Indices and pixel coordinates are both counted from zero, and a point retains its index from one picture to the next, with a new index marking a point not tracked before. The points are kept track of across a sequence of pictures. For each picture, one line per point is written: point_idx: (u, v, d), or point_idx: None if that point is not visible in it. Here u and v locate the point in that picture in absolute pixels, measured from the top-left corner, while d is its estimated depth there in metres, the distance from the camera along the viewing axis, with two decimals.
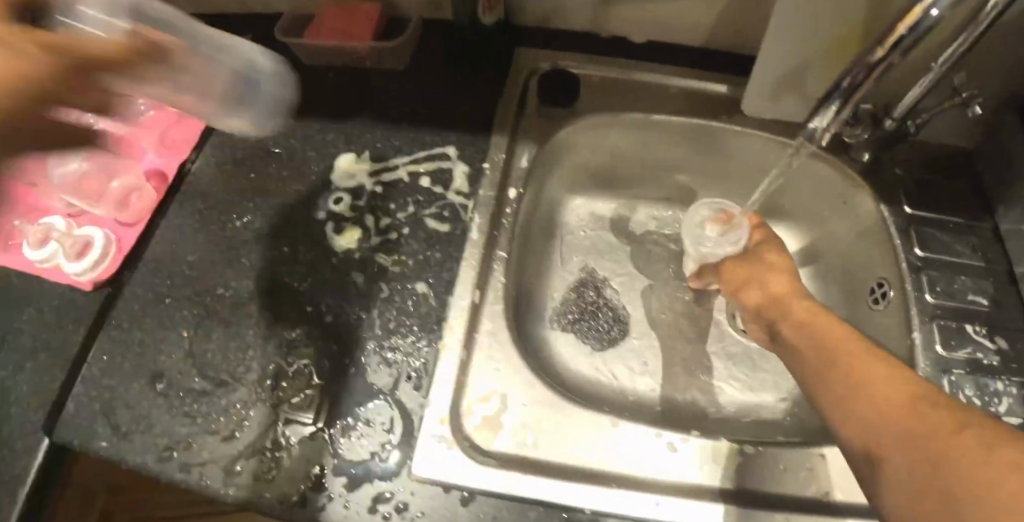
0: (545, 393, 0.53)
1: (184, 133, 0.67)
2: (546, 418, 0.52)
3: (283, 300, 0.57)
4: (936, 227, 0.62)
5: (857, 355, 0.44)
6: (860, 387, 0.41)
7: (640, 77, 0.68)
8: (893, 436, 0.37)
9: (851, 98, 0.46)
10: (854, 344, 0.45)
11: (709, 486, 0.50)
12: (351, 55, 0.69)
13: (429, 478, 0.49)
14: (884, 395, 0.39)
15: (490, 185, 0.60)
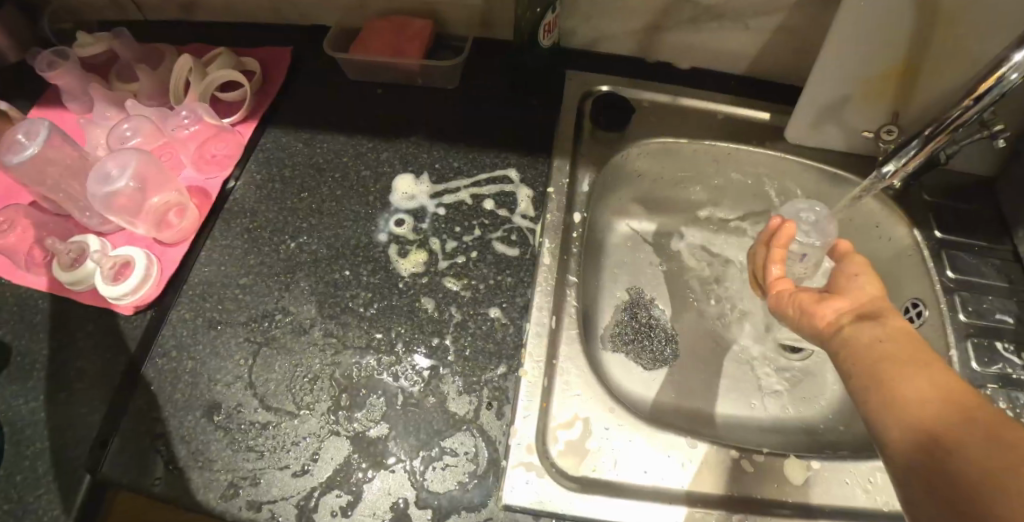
0: (625, 417, 0.54)
1: (225, 147, 0.64)
2: (627, 440, 0.53)
3: (350, 326, 0.55)
4: (964, 251, 0.67)
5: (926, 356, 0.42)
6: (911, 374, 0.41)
7: (687, 102, 0.70)
8: (917, 414, 0.38)
9: (929, 145, 0.50)
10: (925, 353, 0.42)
11: (787, 503, 0.52)
12: (400, 72, 0.68)
13: (519, 506, 0.48)
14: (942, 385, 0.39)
15: (558, 208, 0.60)
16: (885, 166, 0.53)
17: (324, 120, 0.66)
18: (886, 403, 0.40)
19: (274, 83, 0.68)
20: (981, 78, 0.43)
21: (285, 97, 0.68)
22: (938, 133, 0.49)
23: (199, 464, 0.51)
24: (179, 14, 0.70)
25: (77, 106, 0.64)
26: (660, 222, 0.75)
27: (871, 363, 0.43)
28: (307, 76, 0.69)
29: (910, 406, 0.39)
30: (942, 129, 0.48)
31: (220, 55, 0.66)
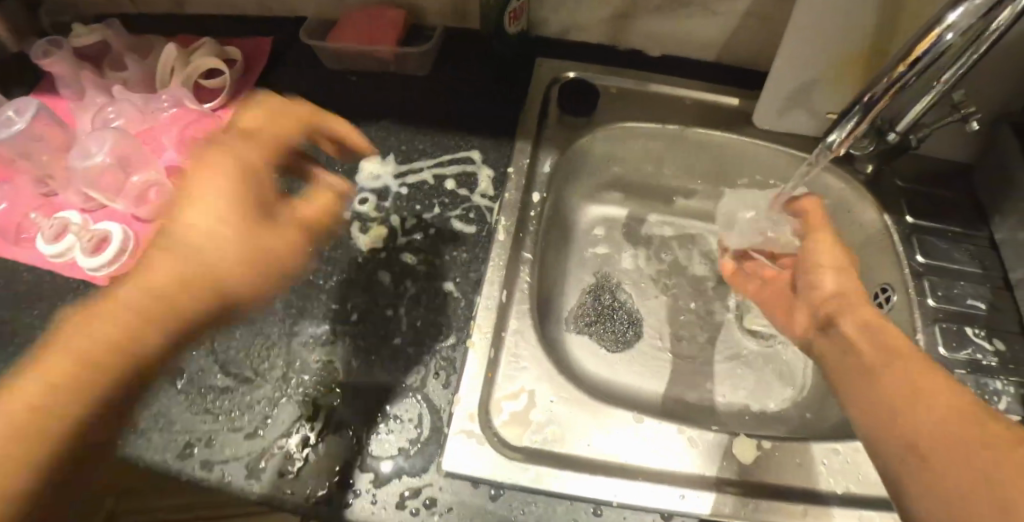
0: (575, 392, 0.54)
1: (205, 131, 0.67)
2: (576, 412, 0.53)
3: (311, 298, 0.57)
4: (936, 236, 0.66)
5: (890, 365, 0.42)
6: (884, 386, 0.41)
7: (656, 88, 0.71)
8: (889, 446, 0.38)
9: (871, 112, 0.48)
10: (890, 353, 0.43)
11: (735, 480, 0.52)
12: (373, 59, 0.70)
13: (461, 472, 0.49)
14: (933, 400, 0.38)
15: (516, 188, 0.61)
16: (828, 137, 0.51)
17: (297, 104, 0.69)
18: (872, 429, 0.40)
19: (254, 71, 0.71)
20: (916, 42, 0.42)
21: (263, 84, 0.71)
22: (876, 101, 0.47)
23: (161, 427, 0.53)
24: (166, 5, 0.74)
25: (70, 92, 0.68)
26: (630, 208, 0.76)
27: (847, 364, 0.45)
28: (286, 64, 0.72)
29: (886, 441, 0.38)
30: (880, 95, 0.46)
31: (203, 44, 0.70)
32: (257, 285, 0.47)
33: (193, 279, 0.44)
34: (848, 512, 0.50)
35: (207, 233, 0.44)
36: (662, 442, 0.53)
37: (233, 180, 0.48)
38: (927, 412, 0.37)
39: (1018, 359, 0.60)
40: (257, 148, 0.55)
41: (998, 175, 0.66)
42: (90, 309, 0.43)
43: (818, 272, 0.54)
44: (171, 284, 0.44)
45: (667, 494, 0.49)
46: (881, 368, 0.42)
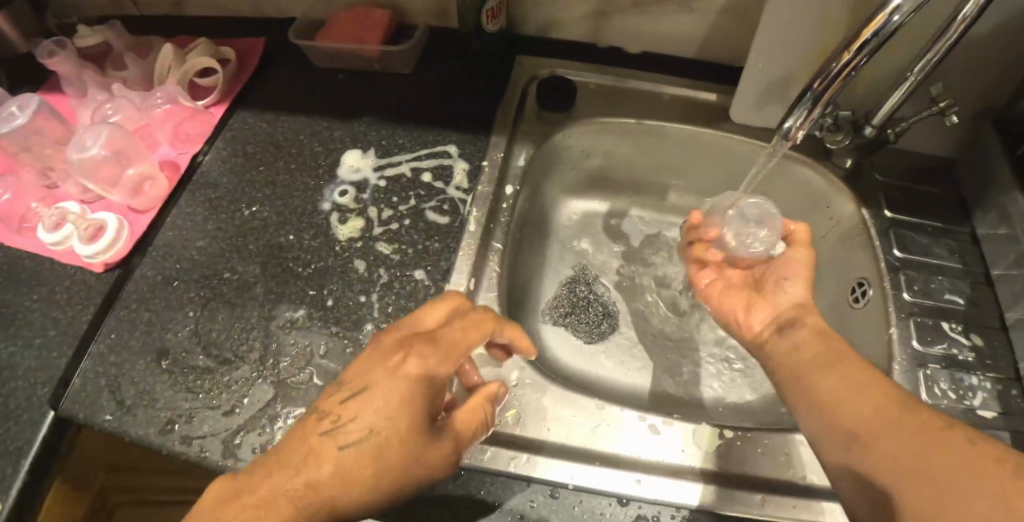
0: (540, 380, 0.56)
1: (197, 127, 0.70)
2: (539, 399, 0.55)
3: (289, 284, 0.60)
4: (915, 230, 0.65)
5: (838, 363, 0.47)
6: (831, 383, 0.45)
7: (634, 84, 0.72)
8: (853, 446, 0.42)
9: (822, 99, 0.48)
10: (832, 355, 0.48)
11: (695, 467, 0.52)
12: (359, 58, 0.72)
13: None
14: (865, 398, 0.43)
15: (489, 181, 0.62)
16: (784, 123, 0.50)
17: (286, 101, 0.72)
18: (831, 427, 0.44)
19: (246, 70, 0.74)
20: (864, 24, 0.42)
21: (255, 82, 0.74)
22: (827, 87, 0.47)
23: (143, 404, 0.56)
24: (167, 7, 0.77)
25: (73, 90, 0.72)
26: (611, 204, 0.77)
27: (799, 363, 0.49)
28: (277, 63, 0.75)
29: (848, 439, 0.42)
30: (830, 80, 0.46)
31: (198, 44, 0.73)
32: (402, 473, 0.41)
33: (383, 460, 0.40)
34: (808, 502, 0.50)
35: (379, 419, 0.40)
36: (652, 437, 0.54)
37: (408, 393, 0.41)
38: (877, 411, 0.42)
39: (995, 354, 0.60)
40: (443, 360, 0.43)
41: (979, 170, 0.65)
42: (213, 489, 0.40)
43: (787, 280, 0.57)
44: (314, 470, 0.39)
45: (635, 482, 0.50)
46: (824, 372, 0.47)
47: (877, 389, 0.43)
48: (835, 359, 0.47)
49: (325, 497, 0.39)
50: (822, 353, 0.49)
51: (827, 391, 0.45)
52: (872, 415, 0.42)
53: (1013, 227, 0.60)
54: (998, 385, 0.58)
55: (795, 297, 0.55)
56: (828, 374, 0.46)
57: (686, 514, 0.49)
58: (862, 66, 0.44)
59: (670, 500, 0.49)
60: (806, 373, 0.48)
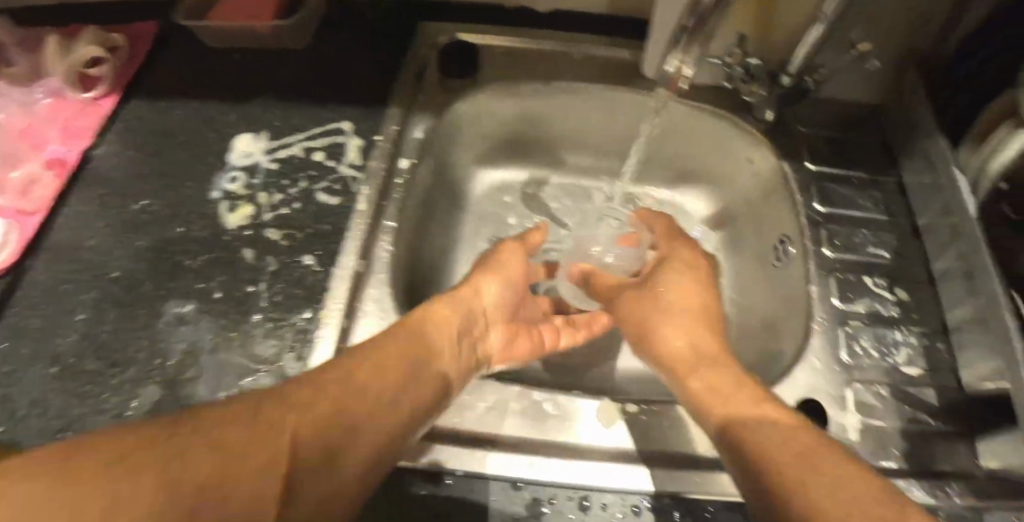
0: None
1: (87, 120, 0.67)
2: None
3: (177, 279, 0.57)
4: (838, 182, 0.62)
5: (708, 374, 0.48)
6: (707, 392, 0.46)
7: (541, 45, 0.67)
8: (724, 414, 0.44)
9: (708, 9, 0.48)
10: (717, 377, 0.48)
11: (596, 446, 0.49)
12: (251, 35, 0.69)
13: None
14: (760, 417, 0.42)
15: (381, 156, 0.59)
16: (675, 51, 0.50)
17: (177, 87, 0.68)
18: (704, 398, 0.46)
19: (138, 57, 0.70)
20: None
21: (148, 69, 0.71)
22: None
23: (22, 415, 0.53)
24: None
25: None
26: (530, 172, 0.74)
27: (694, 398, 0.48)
28: (169, 48, 0.71)
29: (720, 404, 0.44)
30: None
31: (86, 33, 0.69)
32: (356, 453, 0.39)
33: (326, 419, 0.37)
34: (711, 475, 0.48)
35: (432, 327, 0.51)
36: (565, 418, 0.51)
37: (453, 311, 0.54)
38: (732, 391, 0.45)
39: (922, 307, 0.57)
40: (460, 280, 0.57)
41: (904, 115, 0.61)
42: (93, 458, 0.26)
43: (672, 323, 0.54)
44: (319, 405, 0.38)
45: (532, 464, 0.47)
46: (710, 379, 0.48)
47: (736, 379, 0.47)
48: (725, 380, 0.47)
49: (288, 450, 0.34)
50: (726, 379, 0.47)
51: (720, 402, 0.45)
52: (752, 422, 0.42)
53: (937, 173, 0.56)
54: (924, 340, 0.55)
55: (700, 347, 0.51)
56: (729, 396, 0.45)
57: (585, 493, 0.46)
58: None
59: (567, 481, 0.46)
60: (721, 409, 0.45)
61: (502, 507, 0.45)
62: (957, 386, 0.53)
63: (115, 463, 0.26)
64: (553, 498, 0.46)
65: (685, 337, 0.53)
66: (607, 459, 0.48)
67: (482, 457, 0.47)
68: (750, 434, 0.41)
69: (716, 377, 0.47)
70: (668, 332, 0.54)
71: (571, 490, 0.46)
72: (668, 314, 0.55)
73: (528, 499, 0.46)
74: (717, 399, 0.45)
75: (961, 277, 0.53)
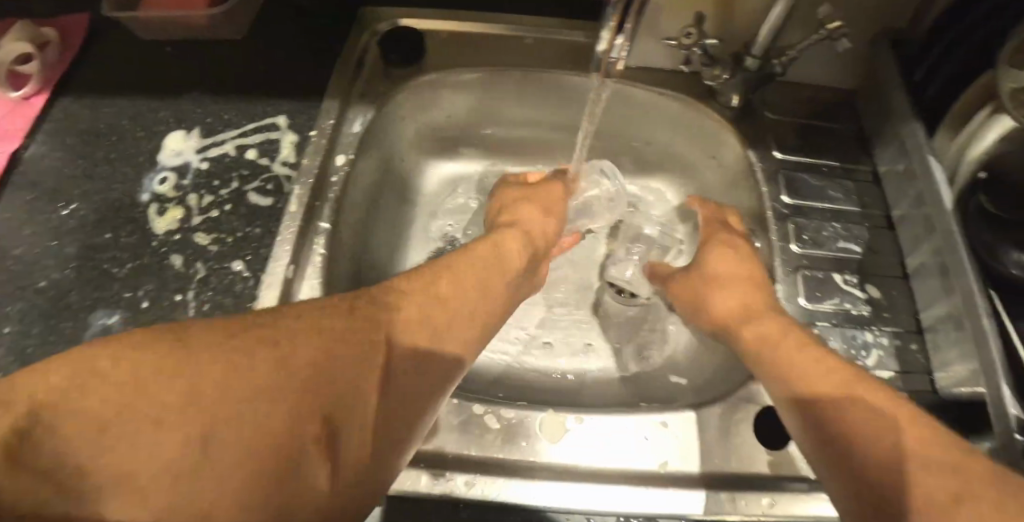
0: None
1: (14, 121, 0.64)
2: None
3: (104, 289, 0.54)
4: (808, 171, 0.58)
5: (768, 332, 0.45)
6: (767, 355, 0.44)
7: (491, 29, 0.63)
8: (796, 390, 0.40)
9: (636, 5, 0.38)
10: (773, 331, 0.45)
11: (542, 461, 0.46)
12: (182, 26, 0.65)
13: None
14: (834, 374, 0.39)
15: (315, 152, 0.55)
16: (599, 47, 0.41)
17: (107, 83, 0.65)
18: (766, 366, 0.44)
19: (69, 54, 0.67)
20: None
21: (80, 65, 0.67)
22: None
23: None
24: None
25: None
26: (486, 164, 0.70)
27: (754, 344, 0.46)
28: (101, 42, 0.68)
29: (792, 373, 0.41)
30: None
31: (13, 29, 0.66)
32: (369, 410, 0.35)
33: (314, 376, 0.33)
34: (662, 491, 0.45)
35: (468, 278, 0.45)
36: (509, 432, 0.48)
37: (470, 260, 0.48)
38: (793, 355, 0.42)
39: (895, 305, 0.53)
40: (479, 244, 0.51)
41: (878, 97, 0.57)
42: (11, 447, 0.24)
43: (722, 295, 0.52)
44: (353, 355, 0.35)
45: (470, 484, 0.44)
46: (767, 352, 0.44)
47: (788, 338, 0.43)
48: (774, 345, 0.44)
49: (273, 423, 0.29)
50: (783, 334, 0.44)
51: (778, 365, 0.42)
52: (823, 394, 0.38)
53: (910, 161, 0.52)
54: (896, 340, 0.52)
55: (756, 310, 0.48)
56: (798, 373, 0.41)
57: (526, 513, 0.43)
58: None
59: (504, 499, 0.43)
60: (787, 378, 0.41)
61: None
62: (931, 390, 0.49)
63: (93, 429, 0.25)
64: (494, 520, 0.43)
65: (743, 308, 0.49)
66: (554, 479, 0.45)
67: (415, 476, 0.44)
68: (829, 411, 0.37)
69: (769, 326, 0.46)
70: (720, 301, 0.52)
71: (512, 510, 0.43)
72: (722, 287, 0.52)
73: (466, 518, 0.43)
74: (778, 349, 0.43)
75: (936, 272, 0.49)
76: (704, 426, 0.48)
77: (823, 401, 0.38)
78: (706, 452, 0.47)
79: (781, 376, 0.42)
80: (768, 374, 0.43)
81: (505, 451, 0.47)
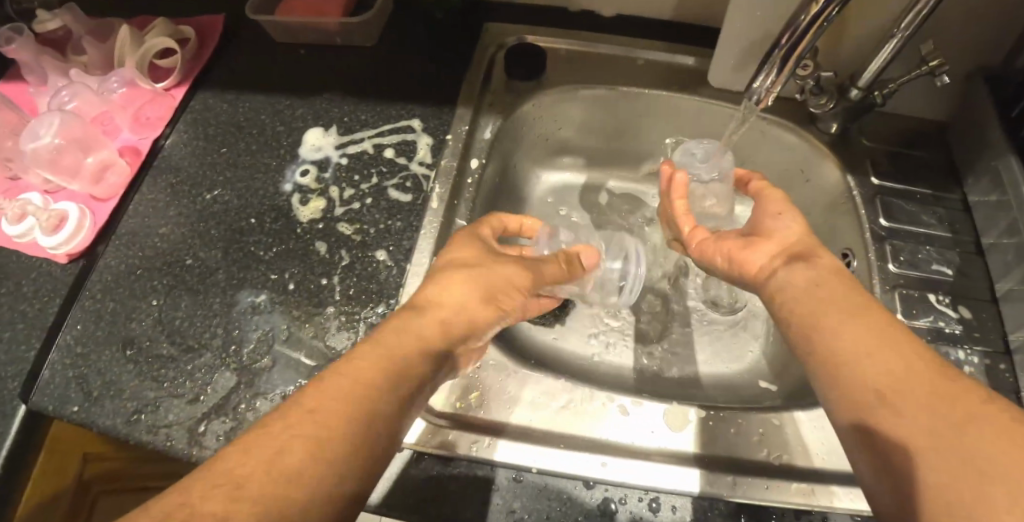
0: (519, 367, 0.54)
1: (157, 110, 0.68)
2: (515, 384, 0.53)
3: (250, 269, 0.58)
4: (903, 198, 0.62)
5: (853, 309, 0.41)
6: (852, 333, 0.40)
7: (607, 50, 0.68)
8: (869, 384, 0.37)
9: (794, 54, 0.45)
10: (853, 306, 0.42)
11: (666, 450, 0.50)
12: (318, 32, 0.70)
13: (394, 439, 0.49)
14: (897, 364, 0.37)
15: (452, 155, 0.60)
16: (755, 82, 0.48)
17: (246, 82, 0.70)
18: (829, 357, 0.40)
19: (206, 50, 0.71)
20: None
21: (217, 61, 0.72)
22: (799, 37, 0.43)
23: (98, 395, 0.56)
24: None
25: (34, 78, 0.70)
26: (587, 176, 0.74)
27: (803, 303, 0.45)
28: (239, 42, 0.73)
29: (869, 367, 0.38)
30: (801, 31, 0.43)
31: (156, 25, 0.71)
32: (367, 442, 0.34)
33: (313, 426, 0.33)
34: (781, 484, 0.48)
35: (457, 290, 0.46)
36: (638, 420, 0.52)
37: (469, 257, 0.49)
38: (868, 344, 0.39)
39: (985, 327, 0.56)
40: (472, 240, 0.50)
41: (972, 132, 0.61)
42: None
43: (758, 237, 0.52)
44: (343, 403, 0.34)
45: (608, 466, 0.48)
46: (849, 334, 0.40)
47: (876, 326, 0.40)
48: (855, 326, 0.40)
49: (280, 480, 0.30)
50: (858, 341, 0.39)
51: (840, 369, 0.39)
52: (909, 396, 0.35)
53: (1005, 192, 0.56)
54: (987, 360, 0.54)
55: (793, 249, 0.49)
56: (877, 367, 0.37)
57: (655, 495, 0.47)
58: (829, 23, 0.42)
59: (636, 482, 0.47)
60: (859, 364, 0.38)
61: (574, 507, 0.46)
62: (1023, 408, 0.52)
63: None
64: (626, 500, 0.47)
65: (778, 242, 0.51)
66: (690, 465, 0.49)
67: (557, 454, 0.48)
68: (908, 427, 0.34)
69: (856, 311, 0.41)
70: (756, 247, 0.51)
71: (648, 492, 0.47)
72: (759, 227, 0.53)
73: (605, 496, 0.47)
74: (853, 343, 0.39)
75: None
76: (817, 424, 0.52)
77: (911, 402, 0.35)
78: (818, 451, 0.50)
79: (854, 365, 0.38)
80: (836, 364, 0.39)
81: (632, 438, 0.51)
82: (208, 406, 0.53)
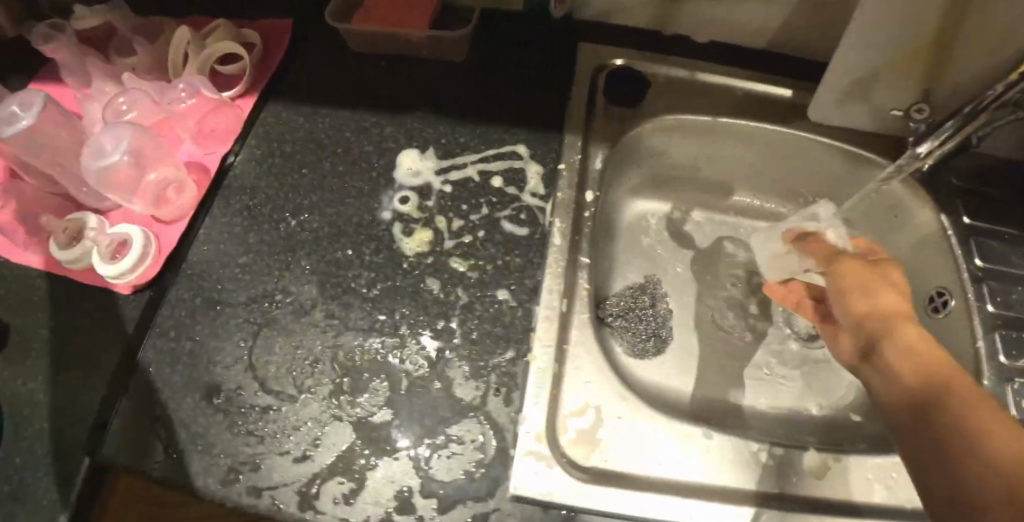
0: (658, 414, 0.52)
1: (223, 120, 0.62)
2: (666, 433, 0.51)
3: (352, 308, 0.53)
4: (994, 238, 0.63)
5: (963, 394, 0.38)
6: (956, 408, 0.37)
7: (706, 77, 0.66)
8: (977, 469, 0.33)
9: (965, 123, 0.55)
10: (961, 390, 0.38)
11: (807, 497, 0.51)
12: (402, 41, 0.65)
13: (544, 498, 0.47)
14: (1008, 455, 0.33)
15: (569, 186, 0.57)
16: (920, 147, 0.57)
17: (325, 94, 0.64)
18: (935, 433, 0.37)
19: (274, 56, 0.65)
20: None
21: (287, 69, 0.66)
22: (979, 111, 0.53)
23: (183, 453, 0.50)
24: None
25: (74, 80, 0.63)
26: (673, 204, 0.73)
27: (907, 371, 0.42)
28: (310, 48, 0.66)
29: (976, 453, 0.34)
30: (983, 105, 0.53)
31: (218, 27, 0.64)
32: None
33: None
34: None
35: None
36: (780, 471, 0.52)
37: None
38: (982, 431, 0.35)
39: None
40: None
41: None
42: None
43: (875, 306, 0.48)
44: None
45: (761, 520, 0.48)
46: (957, 413, 0.37)
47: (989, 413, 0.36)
48: (962, 397, 0.38)
49: None
50: (1007, 450, 0.33)
51: (983, 474, 0.33)
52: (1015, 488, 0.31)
53: None
54: None
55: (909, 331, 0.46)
56: (993, 457, 0.33)
57: None
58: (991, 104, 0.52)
59: None
60: (970, 446, 0.34)
61: None
62: None
63: None
64: None
65: (893, 320, 0.47)
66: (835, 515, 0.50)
67: (709, 508, 0.48)
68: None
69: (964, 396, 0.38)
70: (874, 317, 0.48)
71: None
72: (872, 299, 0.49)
73: None
74: (954, 423, 0.36)
75: None
76: None
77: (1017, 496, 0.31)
78: None
79: (962, 449, 0.35)
80: (938, 444, 0.36)
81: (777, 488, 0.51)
82: (325, 466, 0.48)
